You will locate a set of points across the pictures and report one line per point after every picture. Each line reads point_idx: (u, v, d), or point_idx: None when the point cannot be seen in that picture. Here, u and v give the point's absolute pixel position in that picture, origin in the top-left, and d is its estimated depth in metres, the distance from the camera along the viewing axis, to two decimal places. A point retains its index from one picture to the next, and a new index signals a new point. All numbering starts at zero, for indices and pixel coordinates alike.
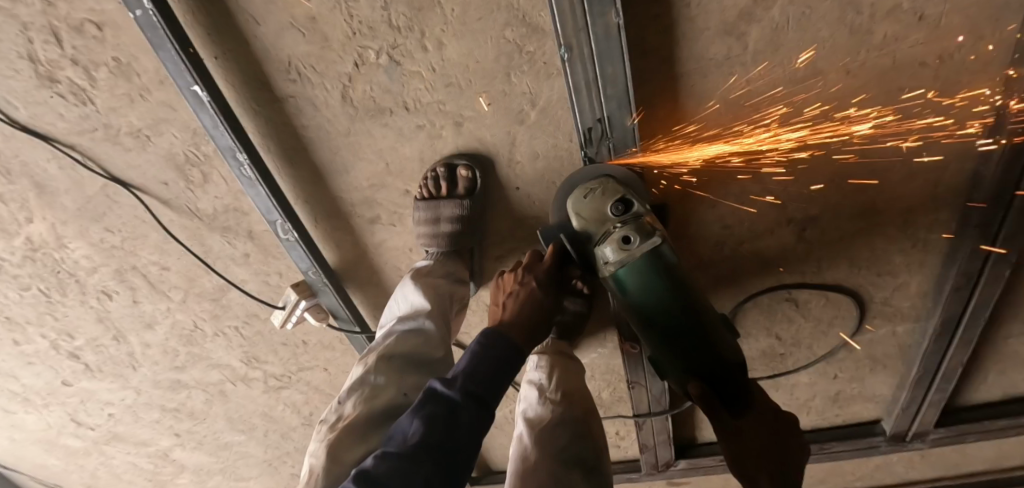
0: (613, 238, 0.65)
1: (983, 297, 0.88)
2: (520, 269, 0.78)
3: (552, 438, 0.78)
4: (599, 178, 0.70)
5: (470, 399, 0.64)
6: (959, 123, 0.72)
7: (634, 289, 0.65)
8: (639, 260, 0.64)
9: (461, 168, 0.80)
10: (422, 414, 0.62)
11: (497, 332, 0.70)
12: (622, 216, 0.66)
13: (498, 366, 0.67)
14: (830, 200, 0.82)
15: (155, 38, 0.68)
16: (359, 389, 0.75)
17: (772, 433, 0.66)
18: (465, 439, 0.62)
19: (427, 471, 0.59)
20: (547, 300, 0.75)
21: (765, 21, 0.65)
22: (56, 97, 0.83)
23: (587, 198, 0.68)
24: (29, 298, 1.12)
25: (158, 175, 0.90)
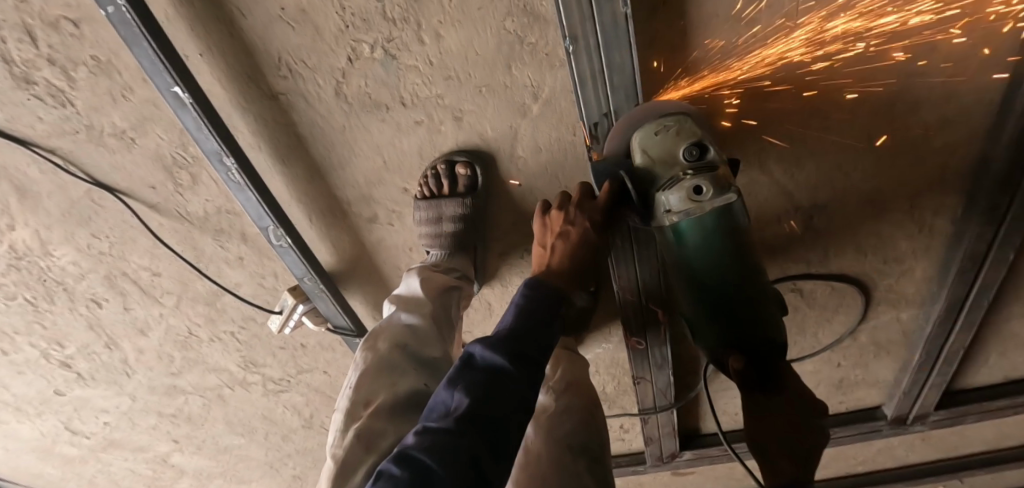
0: (684, 185, 0.63)
1: (987, 282, 0.87)
2: (570, 208, 0.72)
3: (554, 425, 0.78)
4: (676, 113, 0.64)
5: (515, 360, 0.58)
6: (963, 109, 0.71)
7: (693, 241, 0.65)
8: (708, 214, 0.63)
9: (460, 164, 0.77)
10: (462, 383, 0.57)
11: (541, 289, 0.66)
12: (695, 163, 0.63)
13: (541, 323, 0.63)
14: (836, 189, 0.82)
15: (129, 36, 0.64)
16: (376, 377, 0.73)
17: (796, 425, 0.67)
18: (512, 405, 0.56)
19: (478, 442, 0.53)
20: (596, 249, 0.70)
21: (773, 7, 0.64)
22: (34, 99, 0.80)
23: (659, 135, 0.63)
24: (15, 307, 1.09)
25: (145, 178, 0.86)
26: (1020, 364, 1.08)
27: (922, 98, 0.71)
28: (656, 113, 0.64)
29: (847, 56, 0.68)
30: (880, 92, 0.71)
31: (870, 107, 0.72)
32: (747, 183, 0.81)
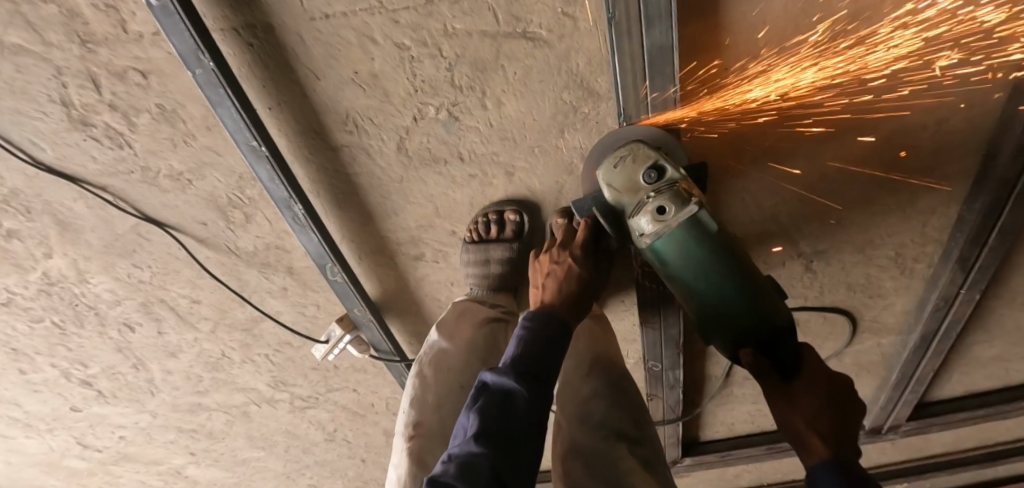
0: (647, 209, 0.66)
1: (956, 318, 1.03)
2: (554, 248, 0.78)
3: (579, 393, 0.82)
4: (628, 145, 0.70)
5: (524, 381, 0.61)
6: (944, 171, 0.86)
7: (674, 257, 0.66)
8: (675, 229, 0.65)
9: (509, 212, 0.85)
10: (476, 407, 0.59)
11: (541, 314, 0.69)
12: (656, 184, 0.66)
13: (548, 345, 0.65)
14: (836, 237, 0.94)
15: (213, 95, 0.69)
16: (424, 399, 0.78)
17: (826, 402, 0.65)
18: (525, 424, 0.58)
19: (499, 461, 0.55)
20: (586, 272, 0.74)
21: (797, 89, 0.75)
22: (89, 140, 0.81)
23: (619, 167, 0.69)
24: (41, 330, 1.10)
25: (196, 215, 0.89)
26: (980, 379, 1.23)
27: (942, 123, 0.79)
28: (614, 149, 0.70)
29: (855, 130, 0.80)
30: (877, 157, 0.84)
31: (932, 73, 0.73)
32: (760, 231, 0.94)
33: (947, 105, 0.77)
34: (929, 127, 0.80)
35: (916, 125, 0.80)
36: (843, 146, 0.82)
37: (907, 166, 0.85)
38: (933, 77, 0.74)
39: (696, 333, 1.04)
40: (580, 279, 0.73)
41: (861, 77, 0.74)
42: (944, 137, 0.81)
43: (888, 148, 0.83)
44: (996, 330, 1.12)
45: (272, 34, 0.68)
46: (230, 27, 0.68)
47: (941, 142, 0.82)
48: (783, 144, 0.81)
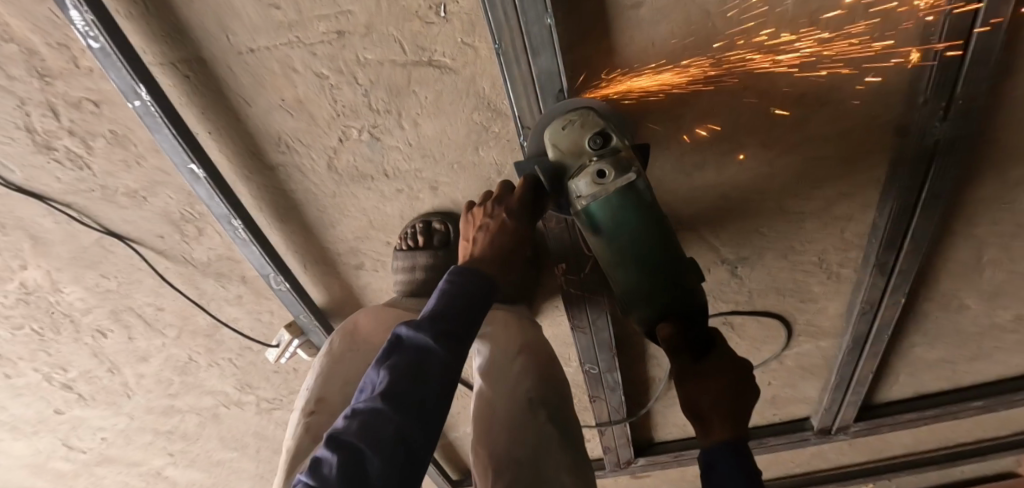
0: (589, 172, 0.69)
1: (885, 320, 1.05)
2: (490, 202, 0.79)
3: (511, 383, 0.84)
4: (579, 110, 0.71)
5: (439, 340, 0.60)
6: (854, 181, 0.89)
7: (608, 222, 0.70)
8: (613, 195, 0.69)
9: (436, 223, 0.91)
10: (388, 365, 0.58)
11: (466, 270, 0.68)
12: (599, 150, 0.70)
13: (468, 304, 0.64)
14: (757, 244, 0.99)
15: (152, 124, 0.76)
16: (329, 376, 0.84)
17: (731, 385, 0.66)
18: (436, 384, 0.58)
19: (404, 421, 0.54)
20: (518, 229, 0.75)
21: (696, 107, 0.81)
22: (53, 163, 0.89)
23: (565, 129, 0.70)
24: (22, 337, 1.18)
25: (153, 229, 0.96)
26: (928, 380, 1.25)
27: (841, 136, 0.84)
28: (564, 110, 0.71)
29: (759, 143, 0.85)
30: (784, 169, 0.88)
31: (821, 90, 0.78)
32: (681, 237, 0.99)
33: (843, 119, 0.81)
34: (829, 138, 0.84)
35: (815, 138, 0.84)
36: (748, 159, 0.87)
37: (816, 177, 0.89)
38: (824, 93, 0.78)
39: (631, 337, 1.08)
40: (512, 235, 0.74)
41: (755, 94, 0.79)
42: (848, 149, 0.85)
43: (792, 160, 0.87)
44: (934, 332, 1.14)
45: (205, 66, 0.76)
46: (167, 61, 0.76)
47: (844, 154, 0.86)
48: (689, 159, 0.87)
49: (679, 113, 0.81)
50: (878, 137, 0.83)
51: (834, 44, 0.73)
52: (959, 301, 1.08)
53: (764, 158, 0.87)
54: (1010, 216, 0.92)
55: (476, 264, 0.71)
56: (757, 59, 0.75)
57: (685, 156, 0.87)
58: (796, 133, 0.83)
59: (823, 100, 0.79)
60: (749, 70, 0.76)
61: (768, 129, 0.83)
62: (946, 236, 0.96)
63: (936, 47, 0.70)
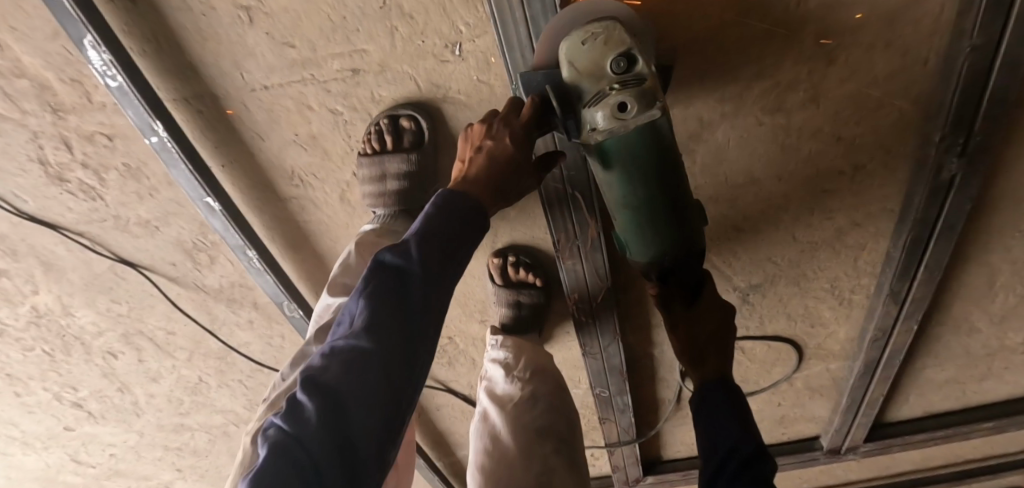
0: (608, 103, 0.56)
1: (897, 346, 1.06)
2: (495, 121, 0.66)
3: (522, 409, 0.84)
4: (602, 18, 0.55)
5: (421, 269, 0.56)
6: (870, 212, 0.89)
7: (620, 162, 0.59)
8: (631, 133, 0.57)
9: (403, 118, 0.75)
10: (367, 294, 0.56)
11: (454, 195, 0.62)
12: (623, 76, 0.55)
13: (454, 228, 0.60)
14: (770, 272, 0.98)
15: (169, 159, 0.77)
16: (303, 364, 0.73)
17: (715, 325, 0.77)
18: (418, 313, 0.55)
19: (384, 348, 0.53)
20: (522, 157, 0.64)
21: (711, 141, 0.80)
22: (65, 193, 0.89)
23: (586, 45, 0.56)
24: (33, 358, 1.19)
25: (165, 257, 0.96)
26: (938, 401, 1.25)
27: (857, 169, 0.83)
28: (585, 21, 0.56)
29: (774, 176, 0.85)
30: (799, 201, 0.88)
31: (837, 124, 0.78)
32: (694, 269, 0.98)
33: (858, 152, 0.81)
34: (845, 171, 0.84)
35: (830, 171, 0.84)
36: (763, 192, 0.87)
37: (832, 209, 0.89)
38: (840, 127, 0.78)
39: (641, 361, 1.08)
40: (513, 163, 0.64)
41: (771, 129, 0.79)
42: (864, 182, 0.85)
43: (808, 192, 0.87)
44: (945, 355, 1.14)
45: (218, 102, 0.76)
46: (181, 96, 0.76)
47: (860, 187, 0.85)
48: (703, 189, 0.87)
49: (694, 146, 0.81)
50: (894, 170, 0.83)
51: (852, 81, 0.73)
52: (971, 326, 1.07)
53: (779, 189, 0.86)
54: None
55: (466, 189, 0.63)
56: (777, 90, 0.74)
57: (700, 186, 0.87)
58: (812, 164, 0.83)
59: (839, 134, 0.79)
60: (769, 100, 0.75)
61: (784, 162, 0.83)
62: (960, 264, 0.96)
63: (957, 78, 0.69)
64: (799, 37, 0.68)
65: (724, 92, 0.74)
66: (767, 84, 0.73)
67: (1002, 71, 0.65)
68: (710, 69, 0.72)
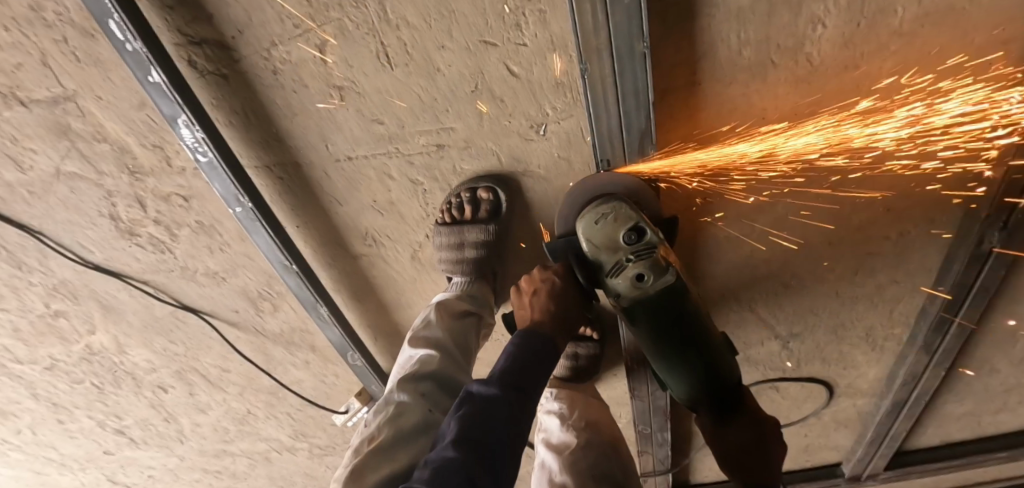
0: (626, 274, 0.65)
1: (923, 388, 1.12)
2: (537, 269, 0.74)
3: (580, 456, 0.84)
4: (611, 200, 0.67)
5: (508, 393, 0.61)
6: (912, 273, 0.93)
7: (643, 313, 0.67)
8: (651, 296, 0.65)
9: (482, 189, 0.77)
10: (458, 415, 0.60)
11: (529, 336, 0.67)
12: (635, 247, 0.64)
13: (534, 363, 0.65)
14: (813, 322, 1.03)
15: (251, 226, 0.79)
16: (385, 409, 0.72)
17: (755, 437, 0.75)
18: (504, 433, 0.59)
19: (470, 460, 0.56)
20: (571, 289, 0.71)
21: (770, 212, 0.85)
22: (134, 246, 0.90)
23: (599, 224, 0.66)
24: (82, 388, 1.23)
25: (229, 304, 0.98)
26: (953, 431, 1.32)
27: (904, 236, 0.87)
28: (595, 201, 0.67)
29: (825, 241, 0.89)
30: (845, 263, 0.92)
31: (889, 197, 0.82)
32: (740, 318, 1.04)
33: (908, 221, 0.85)
34: (893, 238, 0.88)
35: (879, 238, 0.88)
36: (812, 254, 0.91)
37: (877, 270, 0.93)
38: (891, 200, 0.82)
39: (682, 398, 1.14)
40: (564, 292, 0.70)
41: (826, 202, 0.83)
42: (910, 247, 0.89)
43: (856, 255, 0.91)
44: (965, 392, 1.20)
45: (299, 170, 0.77)
46: (262, 164, 0.77)
47: (906, 251, 0.90)
48: (756, 253, 0.91)
49: (754, 217, 0.85)
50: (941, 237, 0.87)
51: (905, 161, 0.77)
52: (993, 367, 1.13)
53: (828, 252, 0.90)
54: None
55: (538, 330, 0.68)
56: (837, 167, 0.78)
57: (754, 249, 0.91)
58: (861, 229, 0.87)
59: (890, 205, 0.83)
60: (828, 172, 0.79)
61: (836, 228, 0.87)
62: (991, 315, 1.01)
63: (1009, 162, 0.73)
64: (864, 119, 0.73)
65: (786, 170, 0.79)
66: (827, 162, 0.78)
67: None
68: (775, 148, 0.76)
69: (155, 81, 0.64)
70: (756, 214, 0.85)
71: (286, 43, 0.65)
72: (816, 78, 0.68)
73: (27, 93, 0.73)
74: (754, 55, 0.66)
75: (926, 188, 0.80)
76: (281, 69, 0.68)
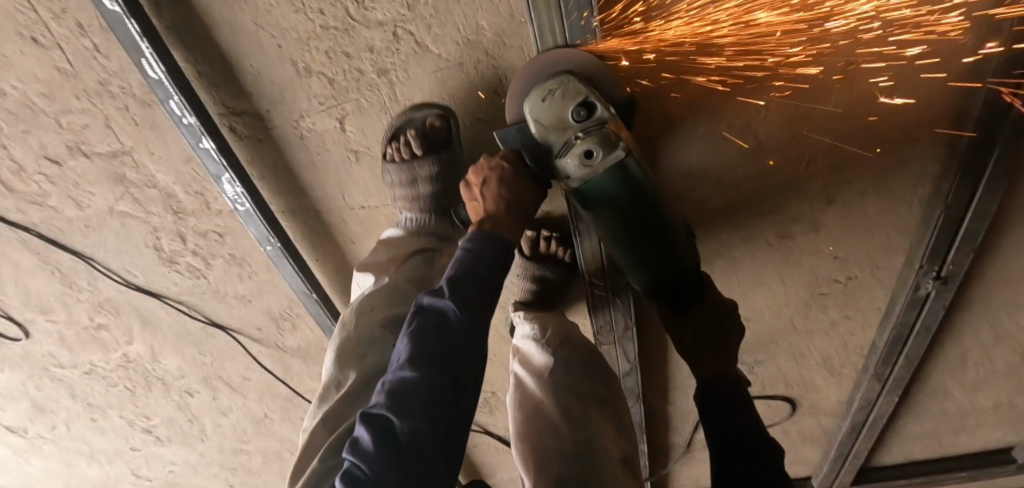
0: (574, 152, 0.61)
1: (880, 411, 1.24)
2: (483, 157, 0.71)
3: (556, 376, 0.82)
4: (559, 75, 0.61)
5: (463, 305, 0.59)
6: (862, 310, 1.04)
7: (600, 205, 0.65)
8: (602, 176, 0.61)
9: (430, 121, 0.75)
10: (411, 331, 0.59)
11: (482, 236, 0.65)
12: (584, 124, 0.60)
13: (488, 270, 0.63)
14: (774, 349, 1.15)
15: (279, 261, 0.92)
16: (348, 356, 0.77)
17: (710, 322, 0.79)
18: (460, 346, 0.58)
19: (427, 378, 0.56)
20: (520, 177, 0.69)
21: (729, 257, 0.98)
22: (173, 271, 1.03)
23: (546, 101, 0.61)
24: (116, 391, 1.36)
25: (254, 322, 1.11)
26: (915, 450, 1.44)
27: (853, 279, 0.99)
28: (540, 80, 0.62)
29: (780, 281, 1.01)
30: (800, 299, 1.04)
31: (836, 245, 0.94)
32: None
33: (856, 266, 0.97)
34: (843, 280, 0.99)
35: (830, 279, 0.99)
36: (769, 291, 1.03)
37: (830, 307, 1.05)
38: (837, 248, 0.94)
39: (656, 412, 1.27)
40: (512, 178, 0.68)
41: (778, 249, 0.96)
42: (859, 288, 1.00)
43: (810, 294, 1.03)
44: (923, 415, 1.32)
45: (319, 215, 0.90)
46: (289, 210, 0.90)
47: (855, 291, 1.01)
48: (718, 288, 1.04)
49: (717, 259, 0.98)
50: (889, 278, 0.98)
51: (847, 215, 0.89)
52: (949, 393, 1.24)
53: (782, 291, 1.03)
54: (992, 333, 1.09)
55: (490, 222, 0.67)
56: (786, 219, 0.91)
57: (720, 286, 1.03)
58: (811, 272, 0.99)
59: (836, 252, 0.95)
60: (779, 223, 0.92)
61: (789, 272, 0.99)
62: (939, 348, 1.13)
63: (933, 225, 0.85)
64: (806, 184, 0.86)
65: (740, 220, 0.92)
66: (779, 215, 0.90)
67: (971, 219, 0.82)
68: (732, 188, 0.87)
69: (205, 147, 0.78)
70: (719, 255, 0.97)
71: (311, 116, 0.78)
72: (762, 146, 0.81)
73: (91, 147, 0.87)
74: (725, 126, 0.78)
75: (868, 236, 0.92)
76: (307, 136, 0.80)
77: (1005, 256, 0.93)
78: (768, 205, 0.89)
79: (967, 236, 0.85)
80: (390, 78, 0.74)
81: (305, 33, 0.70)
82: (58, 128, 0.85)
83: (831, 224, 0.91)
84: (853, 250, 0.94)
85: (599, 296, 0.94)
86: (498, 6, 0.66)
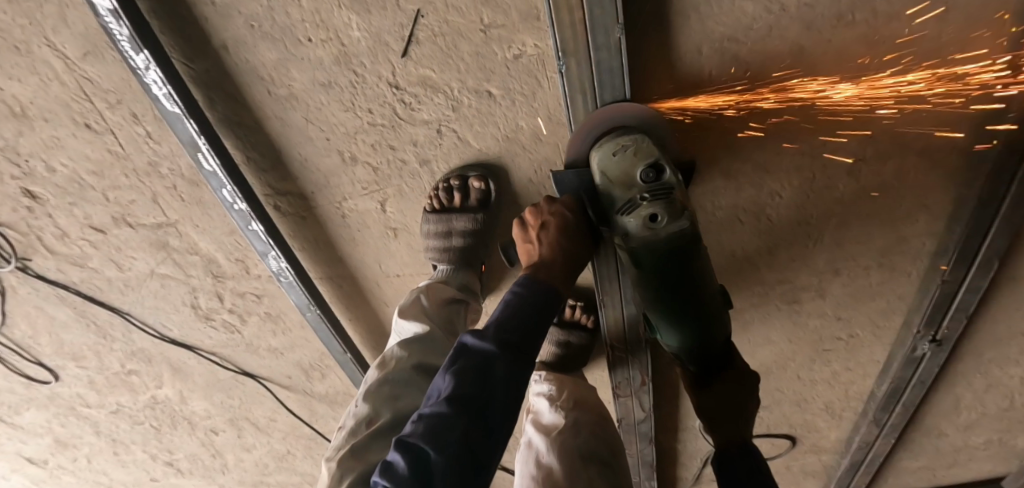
0: (639, 212, 0.62)
1: (879, 450, 1.30)
2: (543, 203, 0.68)
3: (566, 434, 0.82)
4: (633, 133, 0.63)
5: (507, 348, 0.55)
6: (865, 363, 1.10)
7: (643, 259, 0.65)
8: (659, 240, 0.63)
9: (474, 179, 0.78)
10: (453, 369, 0.55)
11: (534, 283, 0.60)
12: (651, 185, 0.62)
13: (536, 315, 0.58)
14: (779, 395, 1.21)
15: (316, 324, 0.97)
16: (376, 392, 0.74)
17: (739, 394, 0.76)
18: (499, 393, 0.54)
19: (464, 421, 0.52)
20: (579, 227, 0.66)
21: (739, 316, 1.04)
22: (209, 326, 1.07)
23: (616, 156, 0.63)
24: (140, 428, 1.40)
25: (284, 371, 1.15)
26: (910, 481, 1.51)
27: (857, 337, 1.05)
28: (615, 131, 0.64)
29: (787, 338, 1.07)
30: (806, 353, 1.10)
31: (840, 309, 1.00)
32: None
33: (858, 327, 1.03)
34: (847, 338, 1.05)
35: (835, 337, 1.05)
36: (778, 345, 1.09)
37: (834, 360, 1.11)
38: (842, 311, 1.00)
39: (667, 450, 1.33)
40: (571, 227, 0.65)
41: (787, 311, 1.01)
42: (861, 344, 1.06)
43: (815, 348, 1.08)
44: (918, 451, 1.38)
45: (355, 281, 0.95)
46: (327, 277, 0.94)
47: (858, 347, 1.07)
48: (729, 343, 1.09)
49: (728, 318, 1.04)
50: (890, 337, 1.04)
51: (850, 285, 0.95)
52: (943, 432, 1.31)
53: (790, 345, 1.08)
54: (984, 381, 1.15)
55: (546, 268, 0.62)
56: (794, 286, 0.97)
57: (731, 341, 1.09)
58: (816, 331, 1.05)
59: (841, 315, 1.01)
60: (787, 290, 0.97)
61: (796, 329, 1.05)
62: (935, 393, 1.19)
63: (930, 296, 0.92)
64: (813, 259, 0.92)
65: (751, 286, 0.98)
66: (787, 284, 0.96)
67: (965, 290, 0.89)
68: (744, 260, 0.93)
69: (253, 229, 0.82)
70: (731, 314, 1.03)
71: (354, 198, 0.82)
72: (773, 227, 0.87)
73: (136, 218, 0.90)
74: (738, 208, 0.84)
75: (871, 302, 0.98)
76: (349, 215, 0.84)
77: (992, 317, 1.00)
78: (778, 275, 0.95)
79: (961, 304, 0.92)
80: (431, 168, 0.79)
81: (353, 129, 0.75)
82: (104, 201, 0.88)
83: (836, 291, 0.97)
84: (855, 313, 1.00)
85: (620, 356, 0.99)
86: (537, 110, 0.71)
